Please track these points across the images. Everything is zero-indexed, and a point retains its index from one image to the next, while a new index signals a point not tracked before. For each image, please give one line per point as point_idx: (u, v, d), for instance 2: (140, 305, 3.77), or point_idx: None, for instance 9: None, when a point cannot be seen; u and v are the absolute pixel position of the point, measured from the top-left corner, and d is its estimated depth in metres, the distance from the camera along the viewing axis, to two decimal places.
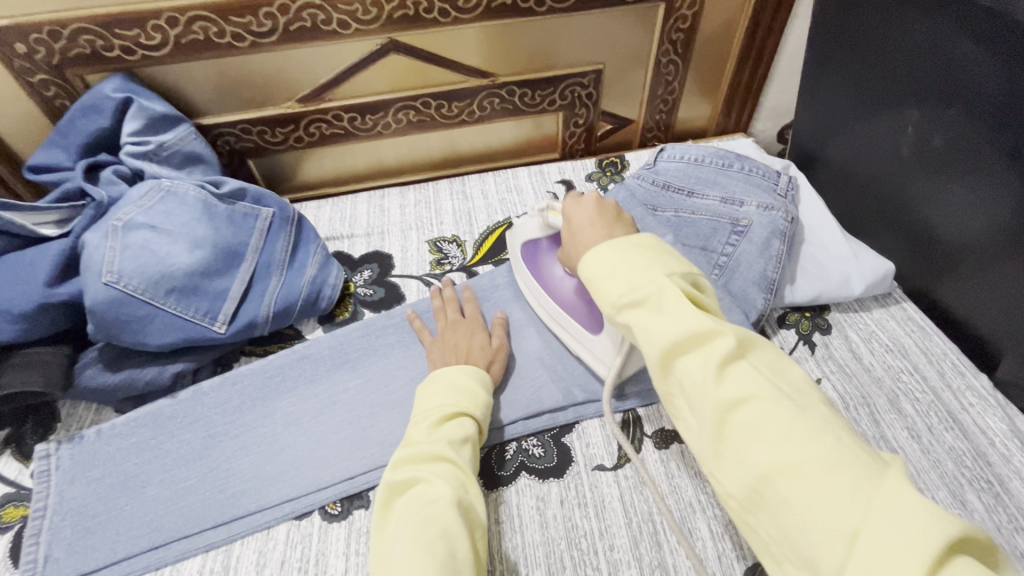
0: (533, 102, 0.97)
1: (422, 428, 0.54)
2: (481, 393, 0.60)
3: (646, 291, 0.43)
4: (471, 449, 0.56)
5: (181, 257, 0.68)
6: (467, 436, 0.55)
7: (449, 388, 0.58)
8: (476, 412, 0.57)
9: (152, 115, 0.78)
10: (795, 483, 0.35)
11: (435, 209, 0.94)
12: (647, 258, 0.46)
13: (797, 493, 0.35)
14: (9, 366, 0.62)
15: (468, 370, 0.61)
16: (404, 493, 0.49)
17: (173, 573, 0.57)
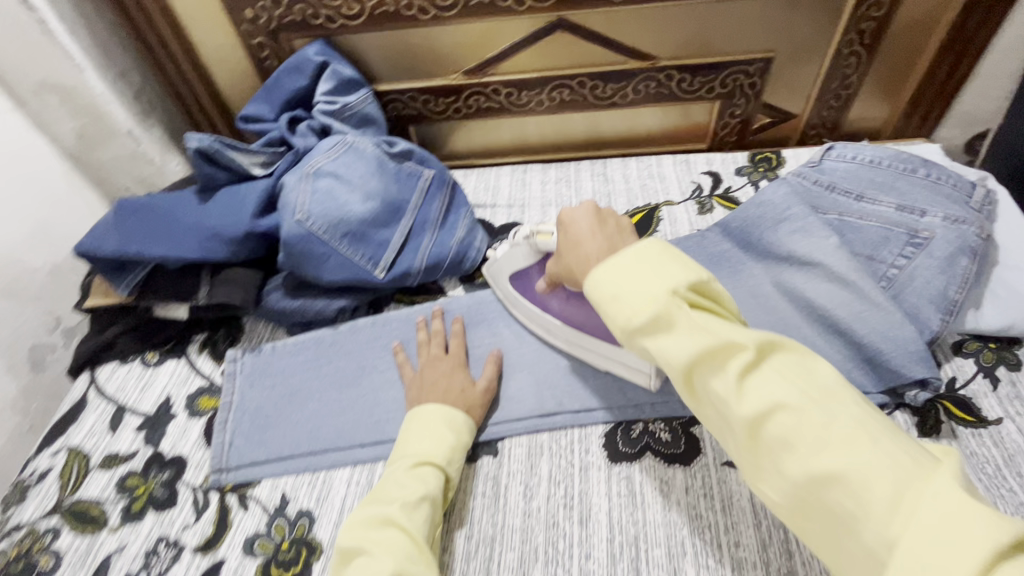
0: (691, 88, 0.94)
1: (387, 484, 0.55)
2: (445, 439, 0.59)
3: (629, 277, 0.43)
4: (432, 505, 0.55)
5: (357, 205, 0.76)
6: (426, 491, 0.55)
7: (421, 435, 0.59)
8: (439, 459, 0.58)
9: (341, 78, 0.87)
10: (854, 485, 0.34)
11: (575, 188, 0.96)
12: (680, 271, 0.42)
13: (855, 492, 0.34)
14: (218, 281, 0.74)
15: (444, 418, 0.61)
16: (349, 565, 0.49)
17: (326, 479, 0.65)
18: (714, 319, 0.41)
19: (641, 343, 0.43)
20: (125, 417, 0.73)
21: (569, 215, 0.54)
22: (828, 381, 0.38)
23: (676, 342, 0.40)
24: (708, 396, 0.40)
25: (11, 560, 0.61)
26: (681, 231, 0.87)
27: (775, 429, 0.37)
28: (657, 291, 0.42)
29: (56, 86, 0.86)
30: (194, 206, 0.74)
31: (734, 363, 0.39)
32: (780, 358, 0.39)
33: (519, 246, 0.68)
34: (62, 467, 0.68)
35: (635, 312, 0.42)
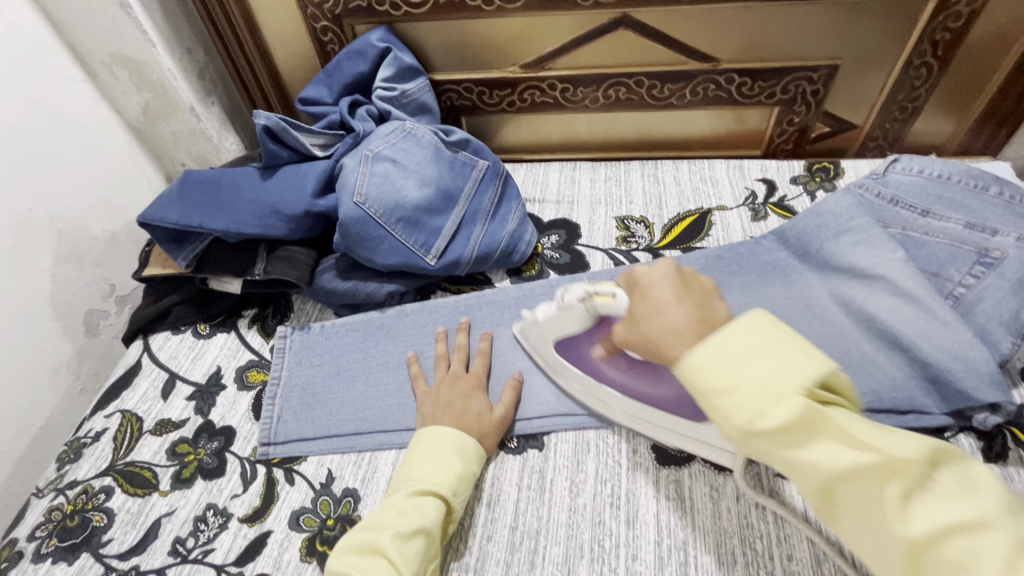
0: (751, 93, 0.93)
1: (386, 507, 0.54)
2: (453, 468, 0.57)
3: (720, 335, 0.40)
4: (429, 538, 0.52)
5: (412, 191, 0.77)
6: (423, 523, 0.53)
7: (428, 458, 0.57)
8: (442, 490, 0.55)
9: (401, 66, 0.88)
10: (960, 547, 0.33)
11: (626, 187, 0.95)
12: (743, 331, 0.39)
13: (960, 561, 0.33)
14: (274, 257, 0.76)
15: (454, 445, 0.59)
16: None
17: (371, 459, 0.65)
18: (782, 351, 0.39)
19: (711, 408, 0.40)
20: (177, 385, 0.74)
21: (644, 273, 0.48)
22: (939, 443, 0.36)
23: (762, 410, 0.37)
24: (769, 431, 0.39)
25: (66, 516, 0.63)
26: (734, 237, 0.85)
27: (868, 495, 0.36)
28: (738, 358, 0.39)
29: (128, 60, 0.88)
30: (256, 182, 0.75)
31: (806, 399, 0.37)
32: (839, 386, 0.38)
33: (574, 310, 0.58)
34: (116, 429, 0.70)
35: (706, 373, 0.40)
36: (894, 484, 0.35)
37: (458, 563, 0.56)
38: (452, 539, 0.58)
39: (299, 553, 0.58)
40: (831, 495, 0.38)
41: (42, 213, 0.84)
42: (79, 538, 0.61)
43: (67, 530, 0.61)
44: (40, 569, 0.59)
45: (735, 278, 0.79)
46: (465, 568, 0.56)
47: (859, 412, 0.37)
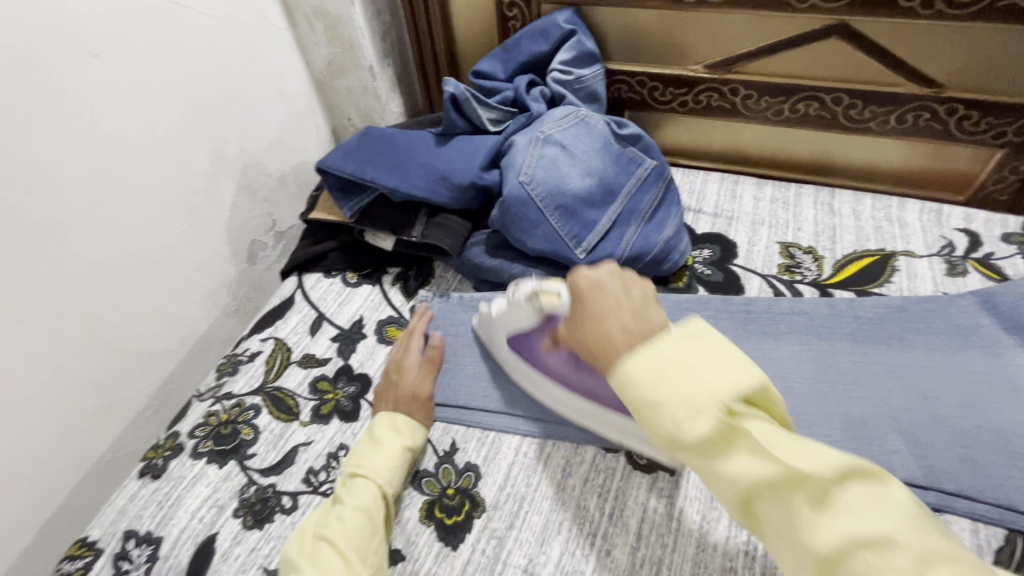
0: (974, 129, 0.80)
1: (327, 507, 0.55)
2: (387, 452, 0.58)
3: (678, 352, 0.36)
4: (370, 517, 0.53)
5: (576, 180, 0.75)
6: (361, 504, 0.53)
7: (363, 450, 0.59)
8: (376, 472, 0.56)
9: (583, 50, 0.86)
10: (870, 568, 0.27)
11: (794, 212, 0.86)
12: (698, 352, 0.36)
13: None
14: (432, 223, 0.78)
15: (385, 427, 0.61)
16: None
17: (496, 440, 0.65)
18: (775, 431, 0.33)
19: (646, 427, 0.36)
20: (324, 324, 0.79)
21: (586, 274, 0.45)
22: (853, 458, 0.31)
23: (680, 419, 0.34)
24: (769, 523, 0.33)
25: (220, 423, 0.69)
26: (921, 288, 0.75)
27: (785, 515, 0.31)
28: (665, 370, 0.35)
29: (327, 15, 0.93)
30: (430, 148, 0.78)
31: (805, 493, 0.31)
32: (859, 488, 0.30)
33: (520, 307, 0.57)
34: (268, 354, 0.76)
35: (637, 388, 0.36)
36: None
37: (574, 568, 0.54)
38: (568, 542, 0.56)
39: (419, 513, 0.59)
40: (754, 510, 0.34)
41: (235, 145, 0.92)
42: (229, 446, 0.66)
43: (221, 437, 0.68)
44: (196, 465, 0.65)
45: (919, 336, 0.69)
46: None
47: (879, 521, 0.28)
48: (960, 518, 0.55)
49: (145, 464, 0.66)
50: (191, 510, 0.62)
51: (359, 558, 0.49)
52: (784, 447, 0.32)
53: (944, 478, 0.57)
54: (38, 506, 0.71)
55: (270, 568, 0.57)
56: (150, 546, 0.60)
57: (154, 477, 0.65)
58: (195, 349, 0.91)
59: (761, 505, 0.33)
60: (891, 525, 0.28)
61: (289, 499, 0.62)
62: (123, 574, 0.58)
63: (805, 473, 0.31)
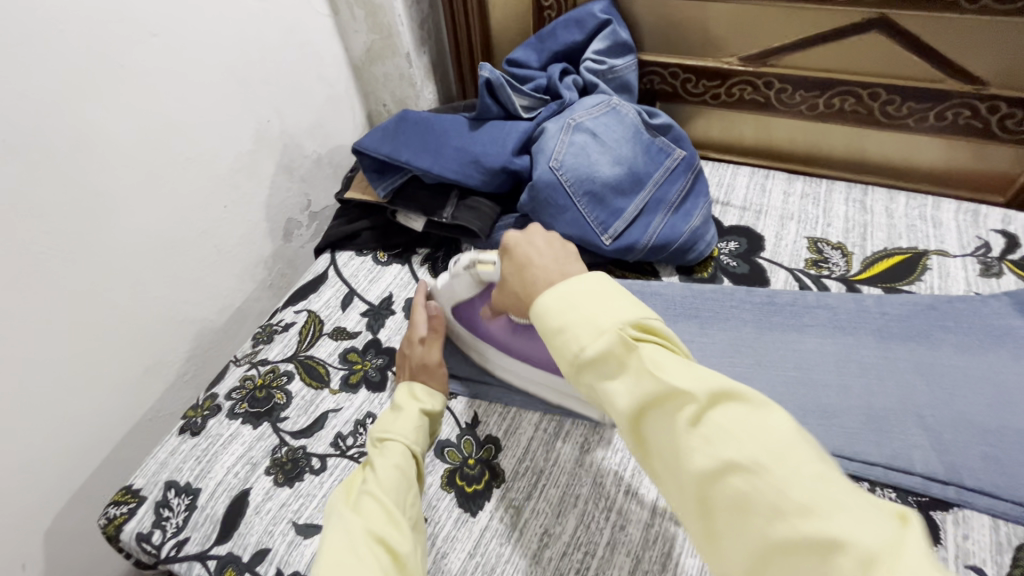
0: (1016, 128, 0.78)
1: (363, 466, 0.57)
2: (412, 419, 0.61)
3: (583, 289, 0.42)
4: (404, 472, 0.55)
5: (605, 167, 0.76)
6: (395, 462, 0.56)
7: (391, 417, 0.61)
8: (404, 435, 0.59)
9: (616, 40, 0.87)
10: (732, 490, 0.33)
11: (824, 208, 0.86)
12: (605, 297, 0.42)
13: (740, 495, 0.32)
14: (462, 205, 0.80)
15: (403, 399, 0.63)
16: (331, 527, 0.50)
17: (516, 416, 0.67)
18: (665, 356, 0.38)
19: (552, 348, 0.43)
20: (355, 300, 0.82)
21: (513, 235, 0.52)
22: (729, 382, 0.36)
23: (584, 343, 0.40)
24: (655, 441, 0.38)
25: (255, 387, 0.72)
26: (952, 288, 0.74)
27: (667, 428, 0.36)
28: (571, 301, 0.42)
29: (368, 3, 0.96)
30: (463, 132, 0.80)
31: (678, 410, 0.36)
32: (726, 408, 0.35)
33: (463, 277, 0.62)
34: (302, 325, 0.79)
35: (549, 317, 0.43)
36: (809, 535, 0.29)
37: (588, 540, 0.56)
38: (584, 515, 0.58)
39: (441, 480, 0.62)
40: (640, 430, 0.39)
41: (276, 125, 0.96)
42: (263, 409, 0.70)
43: (256, 400, 0.71)
44: (232, 425, 0.69)
45: (948, 335, 0.68)
46: (595, 547, 0.56)
47: (742, 435, 0.33)
48: (981, 515, 0.55)
49: (185, 422, 0.70)
50: (227, 465, 0.65)
51: (398, 506, 0.52)
52: (665, 368, 0.37)
53: (966, 475, 0.57)
54: (85, 457, 0.76)
55: (299, 523, 0.60)
56: (189, 496, 0.63)
57: (193, 434, 0.69)
58: (232, 319, 0.95)
59: (648, 424, 0.38)
60: (746, 436, 0.33)
61: (318, 460, 0.65)
62: (164, 521, 0.62)
63: (682, 396, 0.36)
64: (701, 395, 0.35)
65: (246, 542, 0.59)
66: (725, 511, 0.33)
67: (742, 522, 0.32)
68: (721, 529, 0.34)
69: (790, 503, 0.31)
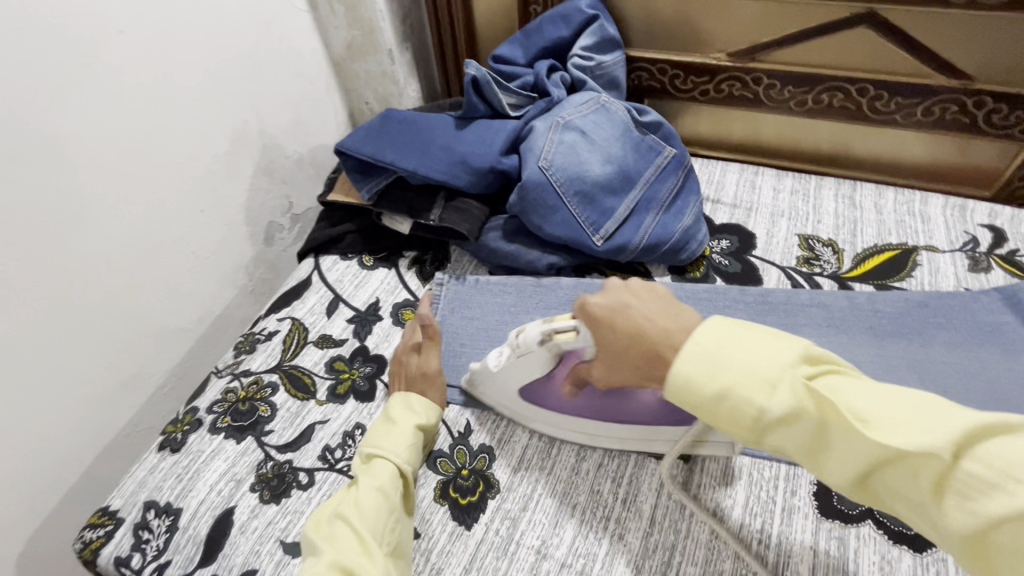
0: (1003, 123, 0.79)
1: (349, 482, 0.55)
2: (406, 436, 0.58)
3: (739, 345, 0.39)
4: (387, 494, 0.53)
5: (595, 167, 0.75)
6: (378, 483, 0.53)
7: (382, 430, 0.59)
8: (393, 453, 0.56)
9: (604, 36, 0.85)
10: (1006, 536, 0.30)
11: (814, 204, 0.85)
12: (771, 353, 0.38)
13: (1020, 540, 0.30)
14: (450, 206, 0.78)
15: (396, 410, 0.60)
16: (307, 559, 0.49)
17: (510, 423, 0.65)
18: (857, 398, 0.36)
19: (714, 418, 0.39)
20: (340, 306, 0.79)
21: (598, 302, 0.47)
22: (938, 416, 0.33)
23: (762, 406, 0.37)
24: (890, 495, 0.35)
25: (238, 400, 0.70)
26: (942, 284, 0.74)
27: (908, 486, 0.34)
28: (719, 357, 0.39)
29: None
30: (449, 132, 0.78)
31: (911, 464, 0.33)
32: (962, 442, 0.32)
33: (531, 353, 0.55)
34: (286, 334, 0.76)
35: (702, 386, 0.39)
36: None
37: (587, 550, 0.55)
38: (581, 525, 0.57)
39: (434, 493, 0.60)
40: (873, 490, 0.36)
41: (254, 126, 0.92)
42: (247, 423, 0.67)
43: (239, 413, 0.68)
44: (215, 440, 0.66)
45: (939, 331, 0.68)
46: (594, 557, 0.54)
47: (1001, 474, 0.31)
48: None
49: (164, 437, 0.68)
50: (209, 483, 0.63)
51: (377, 530, 0.50)
52: (873, 423, 0.34)
53: None
54: (58, 475, 0.72)
55: (287, 541, 0.58)
56: (170, 517, 0.61)
57: (173, 450, 0.66)
58: (212, 327, 0.92)
59: (879, 482, 0.35)
60: (1018, 469, 0.30)
61: (305, 475, 0.62)
62: (144, 543, 0.59)
63: (907, 453, 0.33)
64: (924, 445, 0.32)
65: (232, 564, 0.57)
66: (1009, 556, 0.30)
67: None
68: (997, 567, 0.31)
69: None
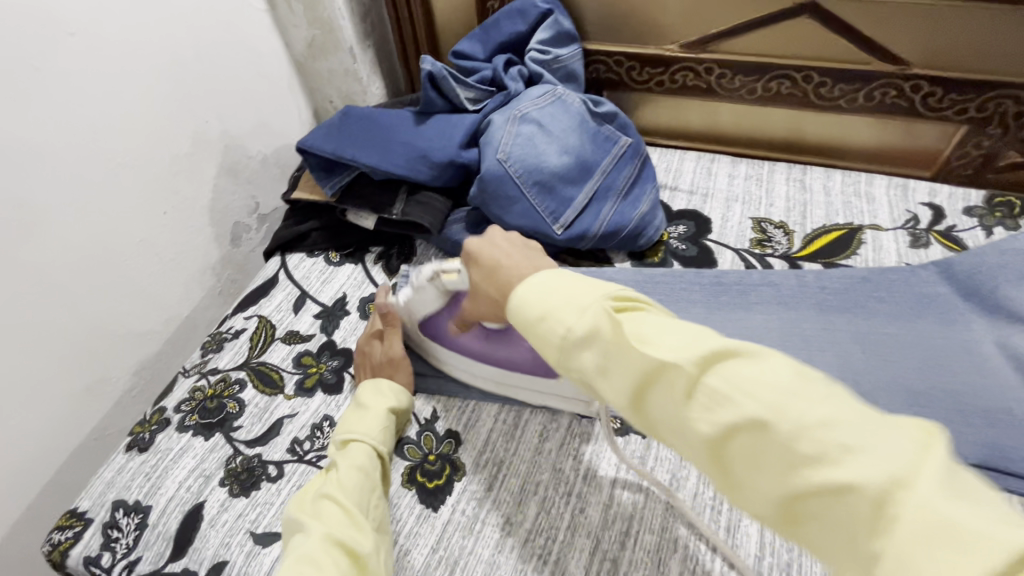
0: (938, 106, 0.83)
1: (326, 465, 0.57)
2: (378, 418, 0.61)
3: (562, 285, 0.42)
4: (365, 473, 0.56)
5: (553, 157, 0.77)
6: (358, 463, 0.56)
7: (354, 414, 0.61)
8: (368, 435, 0.59)
9: (559, 30, 0.87)
10: (794, 467, 0.30)
11: (767, 188, 0.89)
12: (582, 288, 0.41)
13: (758, 445, 0.31)
14: (413, 201, 0.79)
15: (367, 396, 0.63)
16: (294, 537, 0.50)
17: (476, 409, 0.67)
18: (649, 325, 0.38)
19: (535, 339, 0.42)
20: (307, 302, 0.80)
21: (485, 250, 0.50)
22: (717, 339, 0.35)
23: (569, 323, 0.39)
24: (660, 415, 0.36)
25: (206, 398, 0.70)
26: (885, 260, 0.78)
27: (667, 399, 0.35)
28: (551, 297, 0.41)
29: None
30: (409, 127, 0.79)
31: (673, 379, 0.35)
32: (724, 361, 0.34)
33: (427, 288, 0.63)
34: (253, 331, 0.77)
35: (527, 309, 0.42)
36: (831, 479, 0.28)
37: (549, 525, 0.57)
38: (544, 502, 0.59)
39: (401, 478, 0.61)
40: (645, 408, 0.37)
41: (215, 126, 0.92)
42: (215, 420, 0.68)
43: (207, 411, 0.69)
44: (183, 438, 0.67)
45: (880, 305, 0.72)
46: (556, 531, 0.57)
47: (755, 390, 0.32)
48: None
49: (131, 438, 0.68)
50: (178, 480, 0.63)
51: (360, 506, 0.53)
52: (648, 343, 0.36)
53: None
54: (24, 482, 0.72)
55: (257, 532, 0.59)
56: (139, 515, 0.61)
57: (140, 450, 0.66)
58: (180, 329, 0.92)
59: (652, 401, 0.37)
60: (776, 384, 0.32)
61: (275, 467, 0.63)
62: (113, 542, 0.60)
63: (667, 365, 0.35)
64: (689, 361, 0.34)
65: (202, 557, 0.57)
66: (750, 465, 0.32)
67: (765, 471, 0.31)
68: (747, 482, 0.33)
69: (812, 447, 0.29)
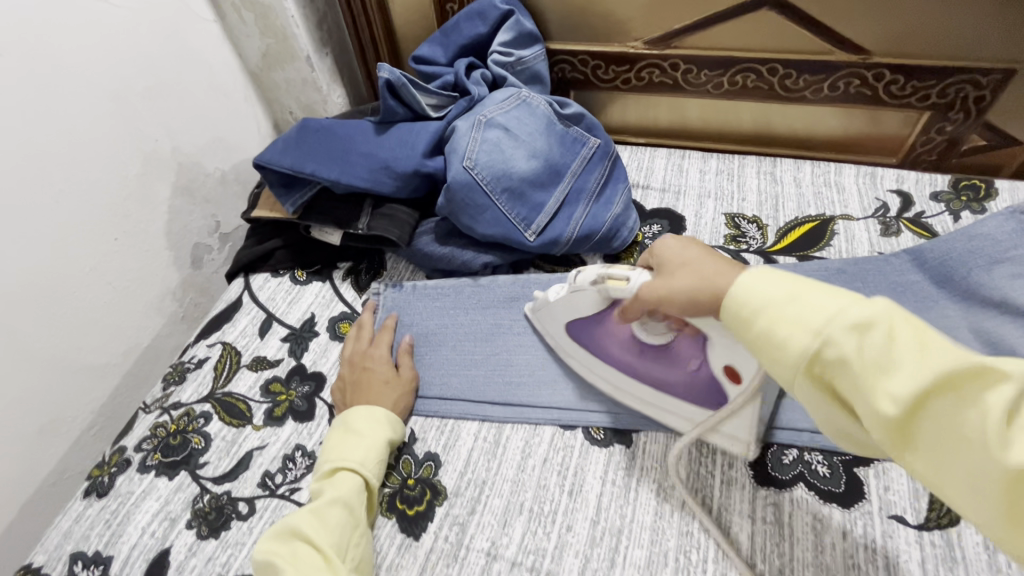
0: (901, 93, 0.83)
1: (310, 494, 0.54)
2: (375, 448, 0.58)
3: (817, 297, 0.38)
4: (350, 510, 0.53)
5: (521, 162, 0.74)
6: (345, 500, 0.53)
7: (348, 439, 0.58)
8: (360, 467, 0.56)
9: (521, 31, 0.85)
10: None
11: (738, 183, 0.88)
12: (826, 298, 0.38)
13: None
14: (378, 214, 0.76)
15: (364, 421, 0.60)
16: None
17: (454, 428, 0.65)
18: (931, 349, 0.34)
19: (768, 349, 0.39)
20: (274, 325, 0.76)
21: (667, 248, 0.49)
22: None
23: (823, 341, 0.37)
24: (929, 439, 0.34)
25: (169, 434, 0.66)
26: (858, 250, 0.78)
27: (958, 434, 0.33)
28: (782, 302, 0.39)
29: (256, 4, 0.89)
30: (371, 138, 0.76)
31: (970, 412, 0.32)
32: None
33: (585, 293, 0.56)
34: (217, 360, 0.73)
35: (758, 319, 0.40)
36: None
37: (536, 546, 0.55)
38: (529, 522, 0.57)
39: (380, 507, 0.59)
40: (913, 431, 0.35)
41: (167, 145, 0.87)
42: (180, 457, 0.64)
43: (170, 448, 0.65)
44: (145, 480, 0.63)
45: (855, 295, 0.71)
46: (543, 553, 0.55)
47: None
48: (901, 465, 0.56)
49: (89, 483, 0.64)
50: (141, 526, 0.60)
51: (339, 549, 0.50)
52: (935, 377, 0.34)
53: None
54: None
55: None
56: (99, 567, 0.57)
57: (100, 495, 0.62)
58: (141, 360, 0.87)
59: (926, 427, 0.34)
60: None
61: (245, 504, 0.60)
62: None
63: (967, 397, 0.32)
64: (995, 396, 0.32)
65: None
66: None
67: None
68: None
69: None
